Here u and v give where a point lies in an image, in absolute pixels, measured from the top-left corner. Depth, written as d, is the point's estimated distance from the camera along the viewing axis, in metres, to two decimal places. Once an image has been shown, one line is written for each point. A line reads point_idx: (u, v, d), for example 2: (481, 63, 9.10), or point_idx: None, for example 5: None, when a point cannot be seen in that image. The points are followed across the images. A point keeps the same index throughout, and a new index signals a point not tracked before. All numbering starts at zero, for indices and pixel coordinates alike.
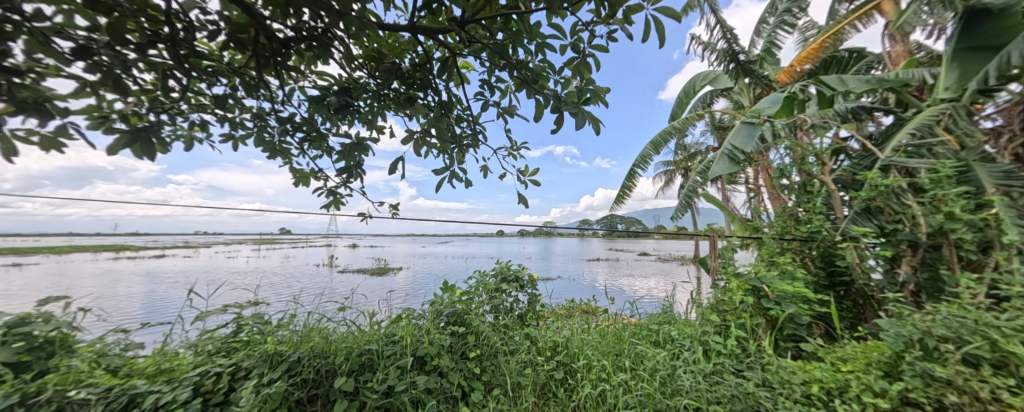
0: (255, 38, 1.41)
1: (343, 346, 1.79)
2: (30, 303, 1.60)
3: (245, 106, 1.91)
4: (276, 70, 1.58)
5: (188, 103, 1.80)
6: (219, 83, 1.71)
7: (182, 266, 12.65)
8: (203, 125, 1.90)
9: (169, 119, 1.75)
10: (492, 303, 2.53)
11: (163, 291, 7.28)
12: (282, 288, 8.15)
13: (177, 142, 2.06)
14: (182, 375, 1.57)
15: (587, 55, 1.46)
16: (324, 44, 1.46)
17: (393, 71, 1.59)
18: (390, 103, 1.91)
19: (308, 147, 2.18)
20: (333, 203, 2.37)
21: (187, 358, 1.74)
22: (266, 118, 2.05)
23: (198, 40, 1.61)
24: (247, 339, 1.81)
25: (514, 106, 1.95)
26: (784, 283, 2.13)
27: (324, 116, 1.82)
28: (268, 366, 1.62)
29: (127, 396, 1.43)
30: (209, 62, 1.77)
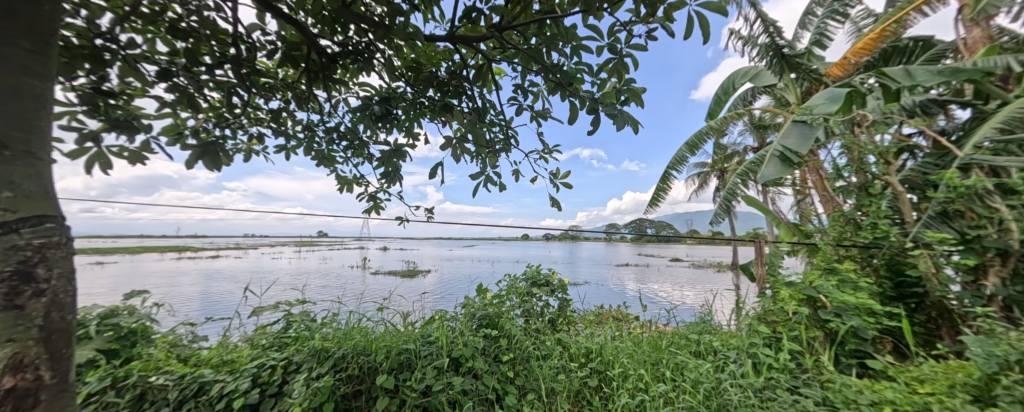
0: (307, 55, 1.54)
1: (383, 344, 1.85)
2: (117, 298, 1.82)
3: (295, 118, 2.05)
4: (323, 83, 1.70)
5: (248, 118, 1.97)
6: (274, 97, 1.86)
7: (234, 266, 13.74)
8: (261, 137, 2.07)
9: (231, 132, 1.93)
10: (523, 307, 2.54)
11: (218, 288, 7.96)
12: (320, 288, 8.62)
13: (237, 153, 2.26)
14: (242, 367, 1.69)
15: (625, 55, 1.42)
16: (367, 57, 1.56)
17: (431, 79, 1.64)
18: (426, 110, 1.97)
19: (352, 155, 2.31)
20: (373, 207, 2.47)
21: (245, 351, 1.87)
22: (314, 129, 2.20)
23: (257, 60, 1.77)
24: (296, 334, 1.93)
25: (548, 110, 1.93)
26: (845, 293, 1.98)
27: (365, 125, 1.92)
28: (316, 361, 1.71)
29: (197, 384, 1.56)
30: (266, 79, 1.93)
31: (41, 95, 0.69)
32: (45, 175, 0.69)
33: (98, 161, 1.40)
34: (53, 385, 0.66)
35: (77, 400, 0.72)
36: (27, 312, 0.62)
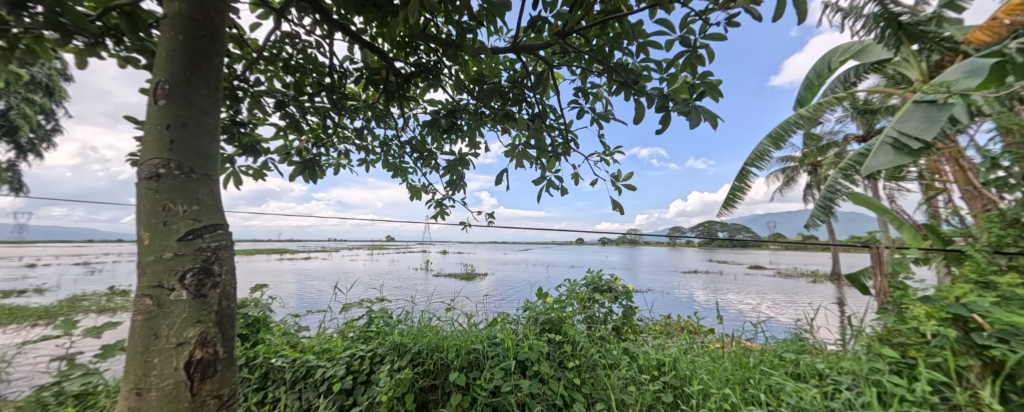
0: (387, 78, 1.72)
1: (453, 343, 1.96)
2: (245, 291, 2.21)
3: (374, 135, 2.29)
4: (398, 100, 1.87)
5: (338, 137, 2.26)
6: (358, 117, 2.10)
7: (321, 267, 15.71)
8: (348, 153, 2.36)
9: (326, 150, 2.23)
10: (585, 313, 2.47)
11: (310, 286, 9.18)
12: (390, 287, 9.43)
13: (329, 168, 2.60)
14: (337, 355, 1.92)
15: (699, 46, 1.32)
16: (436, 75, 1.68)
17: (495, 90, 1.70)
18: (487, 120, 2.05)
19: (422, 165, 2.51)
20: (440, 213, 2.64)
21: (338, 341, 2.13)
22: (389, 144, 2.44)
23: (346, 86, 2.03)
24: (378, 329, 2.15)
25: (611, 111, 1.86)
26: (1014, 314, 1.55)
27: (434, 137, 2.06)
28: (396, 354, 1.87)
29: (305, 367, 1.82)
30: (353, 102, 2.19)
31: (212, 129, 0.87)
32: (217, 191, 0.88)
33: (233, 179, 1.77)
34: (226, 357, 0.84)
35: (238, 373, 0.88)
36: (207, 300, 0.80)
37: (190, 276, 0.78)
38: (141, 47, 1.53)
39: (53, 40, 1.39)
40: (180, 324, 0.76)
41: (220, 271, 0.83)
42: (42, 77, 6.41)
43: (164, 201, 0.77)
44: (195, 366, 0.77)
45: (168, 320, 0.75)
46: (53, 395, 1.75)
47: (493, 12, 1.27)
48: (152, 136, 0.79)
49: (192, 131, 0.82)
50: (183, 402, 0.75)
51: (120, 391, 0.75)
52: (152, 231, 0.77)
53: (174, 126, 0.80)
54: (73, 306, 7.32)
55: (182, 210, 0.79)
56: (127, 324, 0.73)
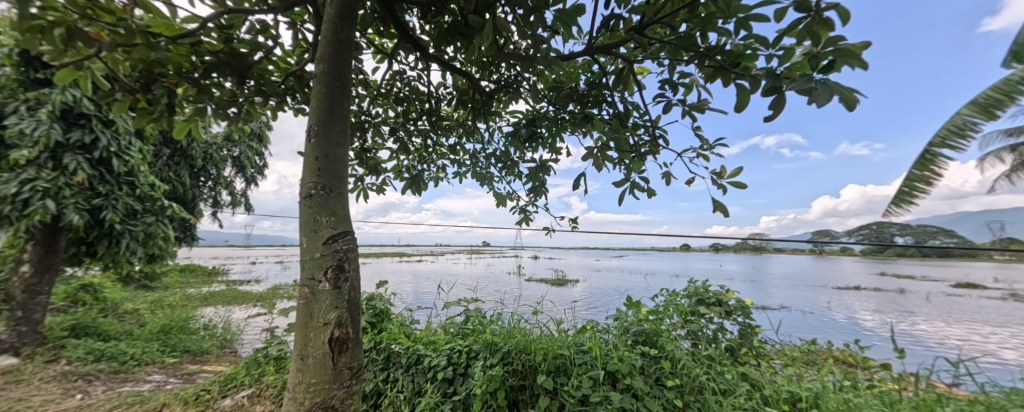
0: (473, 97, 1.90)
1: (540, 346, 2.00)
2: (372, 287, 2.69)
3: (464, 149, 2.53)
4: (483, 116, 2.04)
5: (435, 154, 2.59)
6: (450, 135, 2.36)
7: (430, 269, 17.80)
8: (444, 167, 2.67)
9: (427, 166, 2.57)
10: (688, 328, 2.19)
11: (422, 285, 10.49)
12: (488, 290, 10.06)
13: (431, 181, 2.99)
14: (440, 347, 2.16)
15: (827, 5, 1.03)
16: (515, 88, 1.77)
17: (572, 95, 1.70)
18: (567, 124, 2.05)
19: (506, 174, 2.65)
20: (524, 219, 2.73)
21: (441, 334, 2.40)
22: (477, 156, 2.65)
23: (440, 108, 2.31)
24: (472, 327, 2.34)
25: (707, 100, 1.60)
26: None
27: (516, 147, 2.17)
28: (488, 352, 2.00)
29: (415, 355, 2.10)
30: (447, 121, 2.47)
31: (344, 157, 1.11)
32: (348, 206, 1.11)
33: (361, 194, 2.20)
34: (354, 338, 1.05)
35: (363, 354, 1.08)
36: (341, 291, 1.02)
37: (330, 271, 1.01)
38: (304, 99, 2.06)
39: (259, 104, 1.99)
40: (326, 307, 0.99)
41: (351, 268, 1.04)
42: (256, 129, 9.05)
43: (314, 214, 1.02)
44: (334, 342, 0.98)
45: (319, 303, 0.99)
46: (262, 356, 2.46)
47: (566, 20, 1.28)
48: (308, 166, 1.05)
49: (331, 160, 1.07)
50: (327, 369, 0.97)
51: (292, 354, 1.01)
52: (308, 237, 1.02)
53: (320, 157, 1.05)
54: (273, 293, 10.03)
55: (325, 220, 1.03)
56: (295, 306, 0.99)
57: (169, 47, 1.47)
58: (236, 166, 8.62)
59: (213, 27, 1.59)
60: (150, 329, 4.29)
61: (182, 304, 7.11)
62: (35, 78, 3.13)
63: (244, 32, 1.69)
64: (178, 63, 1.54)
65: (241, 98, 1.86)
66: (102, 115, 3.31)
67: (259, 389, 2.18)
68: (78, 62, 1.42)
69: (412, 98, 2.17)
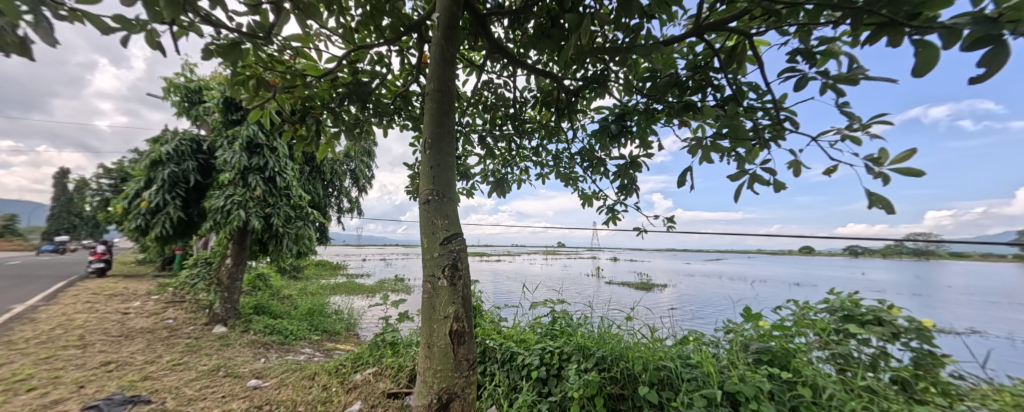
0: (559, 97, 1.89)
1: (639, 355, 1.88)
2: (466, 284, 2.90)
3: (548, 150, 2.55)
4: (568, 115, 2.02)
5: (519, 156, 2.67)
6: (533, 137, 2.41)
7: (510, 269, 18.42)
8: (527, 169, 2.73)
9: (511, 168, 2.67)
10: (831, 351, 1.80)
11: (504, 285, 10.91)
12: (570, 292, 9.91)
13: (515, 183, 3.10)
14: (531, 346, 2.20)
15: None
16: (603, 83, 1.71)
17: (672, 83, 1.55)
18: (660, 115, 1.89)
19: (591, 173, 2.58)
20: (612, 219, 2.61)
21: (530, 333, 2.46)
22: (560, 156, 2.65)
23: (524, 111, 2.38)
24: (562, 329, 2.34)
25: (863, 67, 1.20)
26: None
27: (603, 144, 2.08)
28: (581, 355, 1.97)
29: (509, 352, 2.18)
30: (530, 124, 2.52)
31: (451, 165, 1.22)
32: (456, 210, 1.21)
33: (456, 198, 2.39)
34: (469, 332, 1.14)
35: (475, 346, 1.17)
36: (457, 287, 1.12)
37: (446, 269, 1.12)
38: (409, 116, 2.35)
39: (375, 123, 2.34)
40: (445, 302, 1.10)
41: (463, 268, 1.14)
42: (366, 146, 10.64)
43: (432, 218, 1.14)
44: (454, 334, 1.09)
45: (439, 298, 1.11)
46: (380, 340, 2.87)
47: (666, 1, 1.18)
48: (424, 176, 1.18)
49: (442, 168, 1.18)
50: (449, 357, 1.09)
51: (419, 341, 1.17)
52: (428, 238, 1.15)
53: (434, 167, 1.18)
54: (381, 286, 11.59)
55: (440, 223, 1.15)
56: (420, 300, 1.13)
57: (316, 86, 1.90)
58: (353, 178, 10.28)
59: (345, 64, 1.95)
60: (300, 311, 5.39)
61: (318, 292, 8.77)
62: (231, 120, 4.22)
63: (365, 64, 2.00)
64: (323, 98, 2.05)
65: (362, 120, 2.21)
66: (270, 143, 4.29)
67: (381, 368, 2.54)
68: (261, 103, 1.88)
69: (499, 105, 2.27)
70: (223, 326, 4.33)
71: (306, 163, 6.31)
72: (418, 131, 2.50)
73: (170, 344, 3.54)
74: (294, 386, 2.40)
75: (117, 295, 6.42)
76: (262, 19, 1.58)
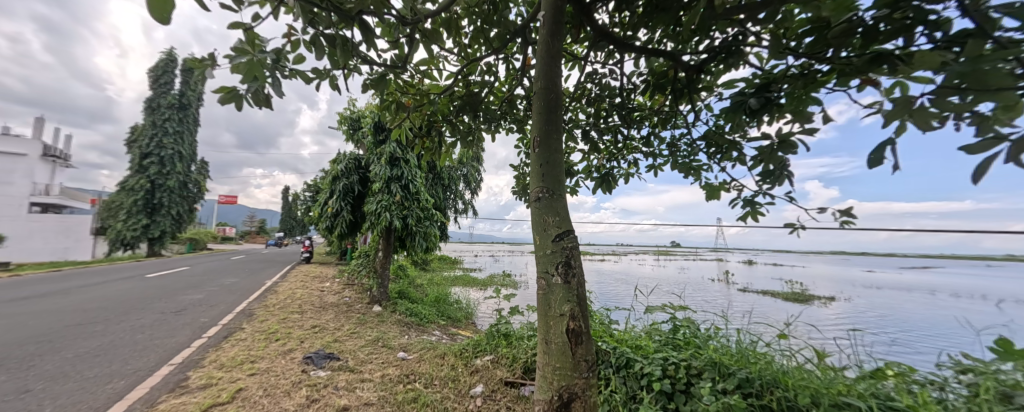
0: (676, 76, 1.67)
1: (802, 383, 1.56)
2: None
3: (662, 139, 2.30)
4: (687, 96, 1.78)
5: (627, 148, 2.49)
6: (644, 125, 2.21)
7: (617, 269, 17.48)
8: (638, 161, 2.53)
9: (618, 162, 2.53)
10: None
11: (612, 286, 10.40)
12: (690, 298, 8.75)
13: (622, 178, 2.91)
14: (651, 354, 2.02)
15: None
16: (735, 50, 1.43)
17: (849, 32, 1.17)
18: (825, 79, 1.46)
19: (719, 160, 2.21)
20: (750, 214, 2.14)
21: (649, 340, 2.27)
22: (677, 144, 2.35)
23: (632, 99, 2.20)
24: (688, 340, 2.10)
25: None
26: None
27: (736, 124, 1.74)
28: (717, 373, 1.72)
29: (625, 358, 2.04)
30: (639, 112, 2.32)
31: (560, 161, 1.20)
32: (566, 207, 1.19)
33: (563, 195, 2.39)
34: (586, 333, 1.11)
35: (593, 348, 1.13)
36: (571, 285, 1.10)
37: (560, 267, 1.11)
38: (515, 119, 2.47)
39: (485, 130, 2.54)
40: (560, 300, 1.09)
41: (577, 265, 1.11)
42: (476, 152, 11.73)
43: (543, 215, 1.16)
44: (571, 333, 1.08)
45: (554, 295, 1.11)
46: (495, 330, 3.10)
47: None
48: (534, 174, 1.21)
49: (551, 166, 1.18)
50: (569, 357, 1.09)
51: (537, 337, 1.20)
52: (541, 235, 1.16)
53: (543, 165, 1.19)
54: (491, 281, 12.58)
55: (551, 220, 1.15)
56: (536, 296, 1.15)
57: (438, 100, 2.18)
58: (466, 182, 11.48)
59: (461, 79, 2.19)
60: (430, 299, 6.30)
61: (441, 283, 10.11)
62: (378, 139, 5.26)
63: (476, 76, 2.20)
64: (444, 111, 2.32)
65: (474, 128, 2.44)
66: (404, 156, 5.17)
67: (498, 356, 2.75)
68: (400, 123, 2.28)
69: (604, 96, 2.16)
70: (377, 306, 5.42)
71: (430, 171, 7.34)
72: (523, 132, 2.60)
73: (346, 317, 4.62)
74: (430, 362, 2.81)
75: (314, 278, 8.74)
76: (399, 52, 1.90)
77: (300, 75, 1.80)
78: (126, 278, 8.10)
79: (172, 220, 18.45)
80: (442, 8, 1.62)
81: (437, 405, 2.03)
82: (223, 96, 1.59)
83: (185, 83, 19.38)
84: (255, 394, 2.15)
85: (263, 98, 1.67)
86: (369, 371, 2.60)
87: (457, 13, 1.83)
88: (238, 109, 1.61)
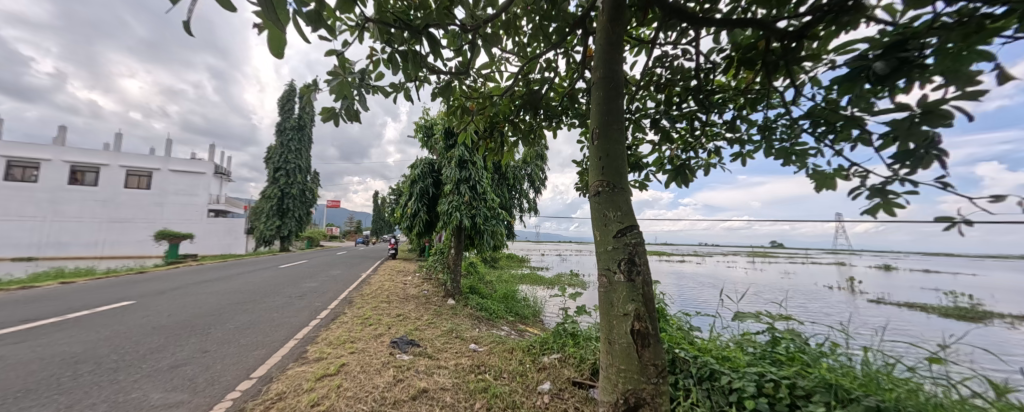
0: (768, 47, 1.45)
1: None
2: None
3: (750, 121, 2.00)
4: (783, 70, 1.52)
5: (706, 136, 2.24)
6: (727, 108, 1.96)
7: (699, 272, 15.79)
8: (721, 149, 2.25)
9: (695, 152, 2.29)
10: None
11: (693, 290, 9.45)
12: (794, 308, 7.47)
13: (700, 169, 2.62)
14: (743, 368, 1.77)
15: None
16: (849, 6, 1.18)
17: None
18: (1002, 24, 1.09)
19: (830, 142, 1.84)
20: (880, 208, 1.65)
21: (739, 352, 2.01)
22: (771, 126, 2.03)
23: (712, 79, 1.97)
24: (791, 355, 1.81)
25: None
26: None
27: (854, 96, 1.43)
28: (834, 397, 1.44)
29: (709, 369, 1.83)
30: (720, 93, 2.06)
31: (621, 152, 1.14)
32: (628, 200, 1.12)
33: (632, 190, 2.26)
34: (654, 335, 1.04)
35: (663, 353, 1.05)
36: (635, 284, 1.03)
37: (623, 264, 1.05)
38: (577, 113, 2.42)
39: (547, 127, 2.54)
40: (624, 298, 1.04)
41: (642, 262, 1.04)
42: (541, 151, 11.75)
43: (604, 210, 1.11)
44: (636, 334, 1.02)
45: (616, 293, 1.06)
46: (562, 329, 3.09)
47: None
48: (594, 166, 1.16)
49: (612, 158, 1.13)
50: (634, 360, 1.03)
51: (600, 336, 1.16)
52: (601, 231, 1.12)
53: (603, 157, 1.14)
54: (559, 280, 12.48)
55: (613, 215, 1.09)
56: (597, 294, 1.12)
57: (499, 101, 2.24)
58: (532, 181, 11.58)
59: (521, 78, 2.22)
60: (498, 295, 6.53)
61: (510, 280, 10.40)
62: (449, 144, 5.63)
63: (536, 74, 2.21)
64: (506, 111, 2.38)
65: (535, 126, 2.46)
66: (472, 159, 5.44)
67: (565, 356, 2.73)
68: (465, 126, 2.42)
69: (676, 79, 1.98)
70: (451, 300, 5.82)
71: (495, 172, 7.60)
72: (585, 126, 2.52)
73: (424, 308, 5.07)
74: (499, 355, 2.92)
75: (398, 272, 9.79)
76: (462, 58, 2.01)
77: (380, 90, 2.03)
78: (265, 268, 10.15)
79: (293, 221, 22.47)
80: (500, 10, 1.67)
81: (506, 397, 2.09)
82: (324, 115, 1.89)
83: (300, 108, 23.38)
84: (354, 369, 2.51)
85: (352, 113, 1.93)
86: (445, 359, 2.81)
87: (515, 13, 1.86)
88: (335, 125, 1.89)
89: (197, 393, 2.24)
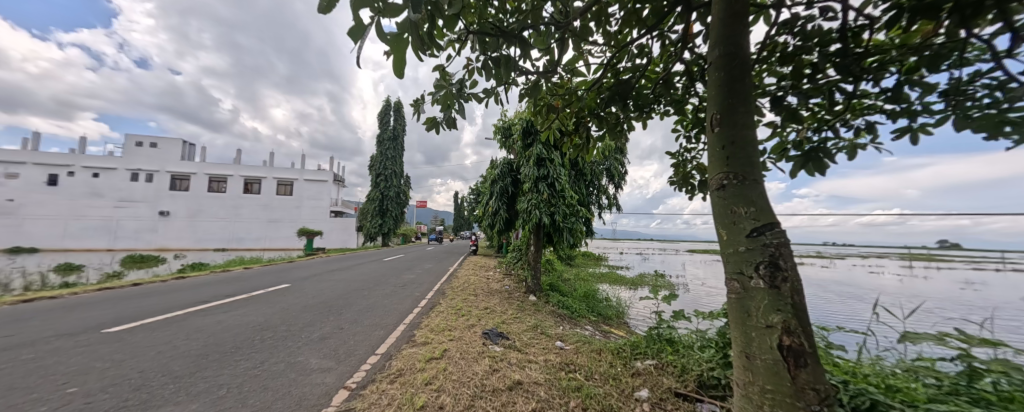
0: None
1: None
2: None
3: (922, 87, 1.58)
4: (987, 13, 1.16)
5: (851, 112, 1.84)
6: (886, 74, 1.58)
7: (824, 278, 13.03)
8: (873, 126, 1.83)
9: (833, 132, 1.91)
10: None
11: (816, 299, 7.86)
12: (980, 330, 5.63)
13: (840, 152, 2.16)
14: (924, 404, 1.38)
15: None
16: None
17: None
18: None
19: None
20: None
21: (912, 383, 1.60)
22: (959, 90, 1.56)
23: (861, 40, 1.61)
24: (1007, 395, 1.36)
25: None
26: None
27: None
28: None
29: (870, 400, 1.46)
30: (873, 57, 1.67)
31: (753, 138, 1.03)
32: (763, 192, 1.02)
33: None
34: (812, 353, 0.91)
35: (825, 376, 0.92)
36: (782, 292, 0.93)
37: (763, 268, 0.95)
38: (674, 100, 2.22)
39: (638, 118, 2.38)
40: (766, 308, 0.94)
41: (788, 267, 0.92)
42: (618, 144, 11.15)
43: (733, 207, 1.04)
44: (787, 352, 0.91)
45: (754, 302, 0.97)
46: (656, 334, 2.88)
47: None
48: (717, 158, 1.08)
49: (740, 147, 1.03)
50: (785, 380, 0.92)
51: (734, 349, 1.08)
52: (729, 230, 1.05)
53: (728, 146, 1.06)
54: (643, 280, 11.65)
55: (744, 211, 1.01)
56: (729, 301, 1.05)
57: (586, 95, 2.19)
58: (609, 176, 11.08)
59: (610, 69, 2.13)
60: (578, 294, 6.44)
61: (588, 279, 10.15)
62: (526, 143, 5.74)
63: (627, 62, 2.09)
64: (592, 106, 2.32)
65: (622, 119, 2.33)
66: (549, 156, 5.45)
67: (662, 363, 2.54)
68: (550, 124, 2.42)
69: (807, 47, 1.68)
70: (532, 296, 5.94)
71: (572, 168, 7.47)
72: (683, 113, 2.30)
73: (509, 303, 5.28)
74: (588, 355, 2.86)
75: (481, 268, 10.39)
76: (550, 57, 2.02)
77: (474, 97, 2.15)
78: (371, 261, 11.80)
79: (391, 220, 25.72)
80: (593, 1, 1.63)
81: (601, 400, 2.04)
82: (428, 125, 2.09)
83: (394, 120, 26.56)
84: (455, 355, 2.76)
85: (451, 121, 2.09)
86: (534, 353, 2.88)
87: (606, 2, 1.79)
88: (437, 133, 2.08)
89: (340, 362, 2.72)
